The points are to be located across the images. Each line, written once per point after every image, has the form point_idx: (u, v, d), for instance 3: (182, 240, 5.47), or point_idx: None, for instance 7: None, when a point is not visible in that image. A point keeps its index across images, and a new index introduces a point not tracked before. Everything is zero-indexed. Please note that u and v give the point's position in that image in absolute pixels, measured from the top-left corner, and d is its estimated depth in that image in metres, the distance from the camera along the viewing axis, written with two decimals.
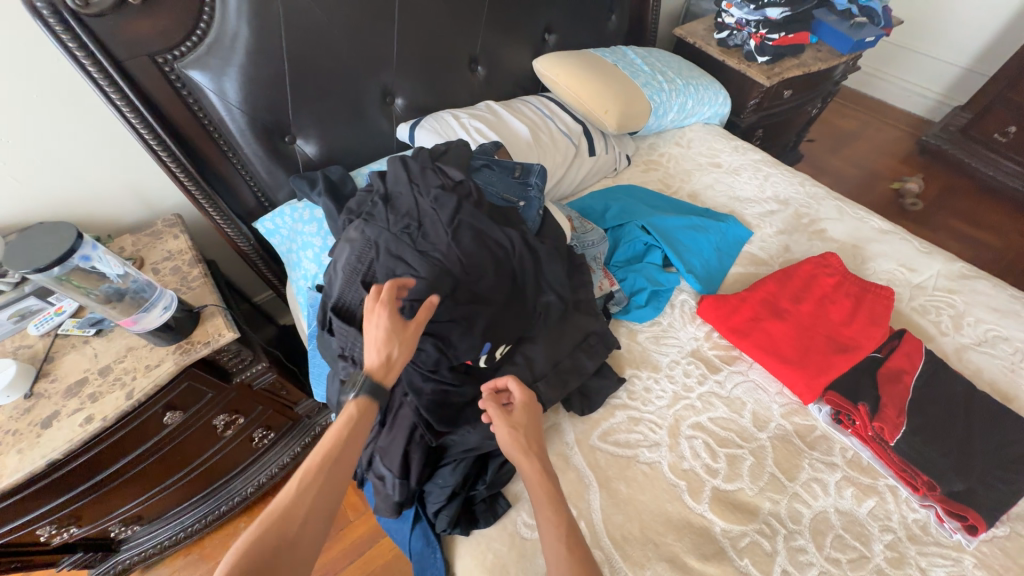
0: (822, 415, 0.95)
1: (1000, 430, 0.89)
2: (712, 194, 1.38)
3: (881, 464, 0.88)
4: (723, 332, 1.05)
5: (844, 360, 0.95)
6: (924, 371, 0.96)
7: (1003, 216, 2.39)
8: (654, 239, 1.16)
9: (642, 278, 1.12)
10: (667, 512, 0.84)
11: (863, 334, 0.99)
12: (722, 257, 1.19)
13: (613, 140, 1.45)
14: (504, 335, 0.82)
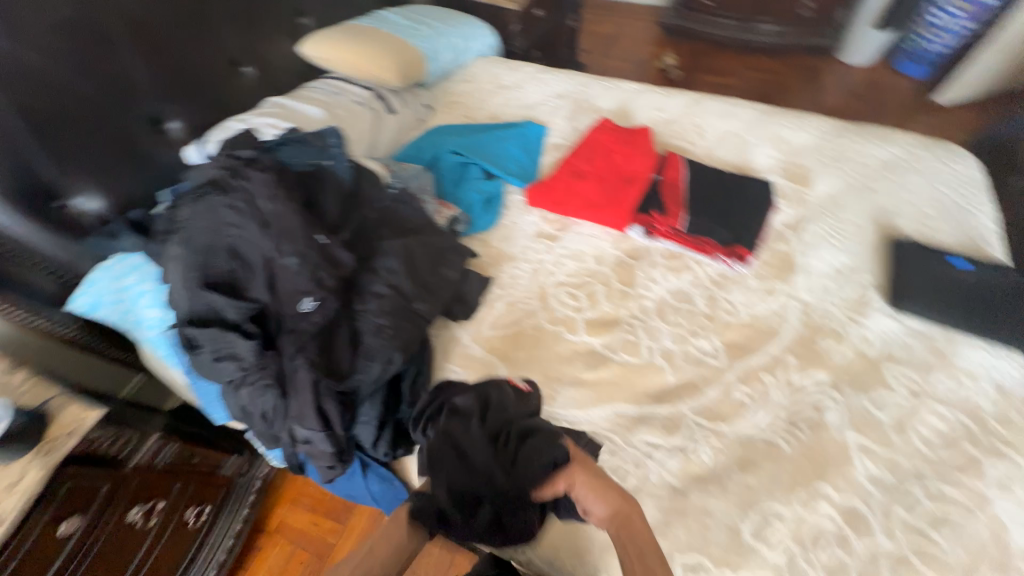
0: (638, 234, 1.19)
1: (744, 190, 1.22)
2: (508, 111, 1.58)
3: (685, 248, 1.16)
4: (551, 209, 1.25)
5: (634, 188, 1.22)
6: (689, 174, 1.25)
7: (733, 61, 3.04)
8: (469, 159, 1.30)
9: (472, 193, 1.26)
10: (559, 352, 1.03)
11: (641, 165, 1.27)
12: (530, 154, 1.39)
13: (407, 95, 1.55)
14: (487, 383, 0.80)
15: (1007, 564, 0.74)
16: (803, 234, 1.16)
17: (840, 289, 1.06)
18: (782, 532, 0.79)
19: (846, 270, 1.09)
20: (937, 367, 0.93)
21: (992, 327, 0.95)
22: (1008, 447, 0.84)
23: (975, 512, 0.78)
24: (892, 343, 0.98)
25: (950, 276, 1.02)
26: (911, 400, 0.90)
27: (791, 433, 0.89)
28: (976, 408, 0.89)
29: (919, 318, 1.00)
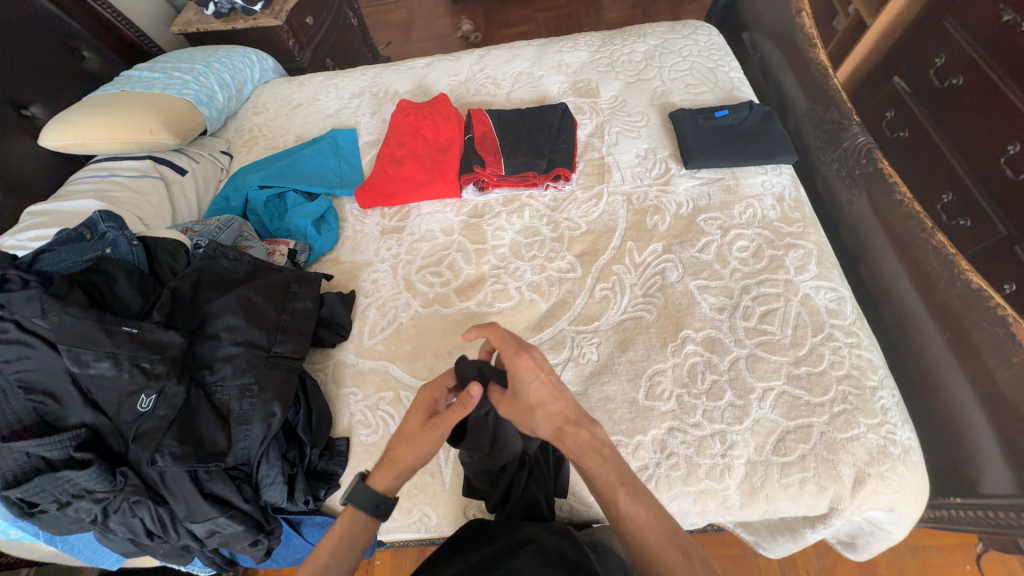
0: (472, 194, 1.24)
1: (549, 117, 1.30)
2: (311, 126, 1.50)
3: (516, 189, 1.23)
4: (385, 204, 1.24)
5: (452, 155, 1.26)
6: (494, 121, 1.30)
7: (523, 9, 3.18)
8: (283, 188, 1.24)
9: (300, 218, 1.19)
10: (441, 329, 1.05)
11: (450, 132, 1.31)
12: (346, 160, 1.35)
13: (193, 149, 1.40)
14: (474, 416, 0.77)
15: (821, 323, 0.94)
16: (606, 136, 1.29)
17: (648, 170, 1.21)
18: (667, 383, 0.91)
19: (648, 152, 1.24)
20: (734, 202, 1.12)
21: (759, 152, 1.15)
22: (797, 239, 1.05)
23: (791, 297, 0.97)
24: (695, 197, 1.14)
25: (718, 127, 1.21)
26: (724, 237, 1.07)
27: (648, 304, 1.01)
28: (768, 220, 1.08)
29: (710, 169, 1.18)
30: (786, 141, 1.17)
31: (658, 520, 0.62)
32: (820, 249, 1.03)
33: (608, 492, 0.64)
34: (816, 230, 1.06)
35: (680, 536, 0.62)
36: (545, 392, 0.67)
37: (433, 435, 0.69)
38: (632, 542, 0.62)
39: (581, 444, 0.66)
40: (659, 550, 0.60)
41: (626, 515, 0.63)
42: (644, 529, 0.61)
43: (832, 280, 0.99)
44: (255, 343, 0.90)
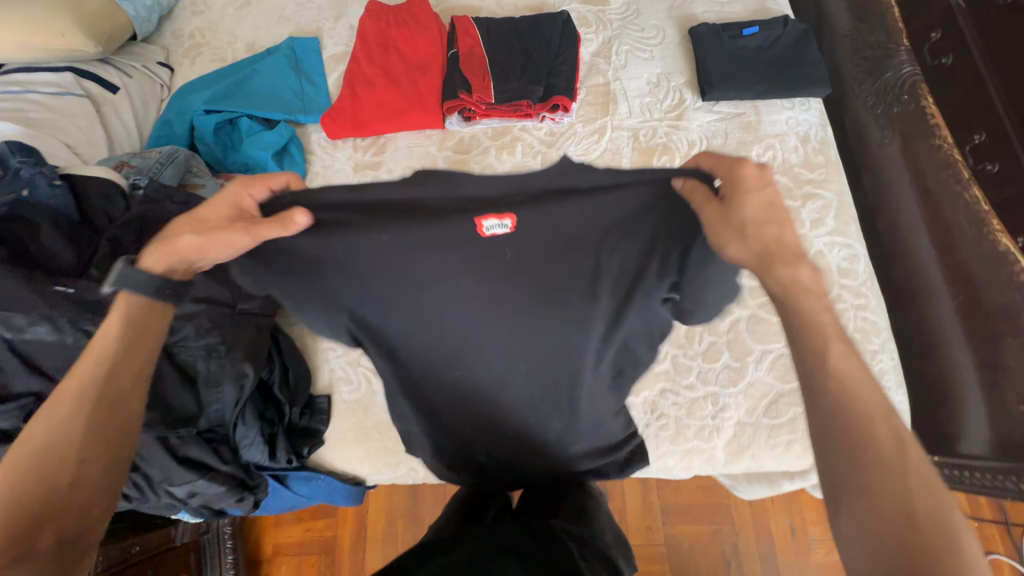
0: (457, 125, 1.08)
1: (549, 30, 1.09)
2: (263, 33, 1.26)
3: (507, 120, 1.07)
4: (356, 134, 1.09)
5: (433, 76, 1.07)
6: (483, 34, 1.09)
7: None
8: (235, 113, 1.04)
9: (259, 151, 1.03)
10: None
11: (429, 45, 1.09)
12: (310, 78, 1.16)
13: (124, 59, 1.17)
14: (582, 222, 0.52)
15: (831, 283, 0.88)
16: (613, 57, 1.10)
17: (659, 101, 1.05)
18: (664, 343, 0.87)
19: (660, 78, 1.07)
20: (753, 143, 0.99)
21: (787, 83, 1.00)
22: (816, 187, 0.95)
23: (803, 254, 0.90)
24: (710, 135, 1.01)
25: (745, 50, 1.04)
26: None
27: None
28: (788, 165, 0.97)
29: (731, 102, 1.03)
30: (820, 70, 1.01)
31: (884, 455, 0.43)
32: (840, 199, 0.95)
33: (847, 404, 0.45)
34: (839, 178, 0.97)
35: (889, 482, 0.42)
36: (760, 210, 0.49)
37: (239, 242, 0.50)
38: (891, 501, 0.42)
39: (795, 285, 0.50)
40: (889, 507, 0.42)
41: (860, 453, 0.44)
42: (858, 474, 0.43)
43: (848, 235, 0.92)
44: (215, 300, 0.81)
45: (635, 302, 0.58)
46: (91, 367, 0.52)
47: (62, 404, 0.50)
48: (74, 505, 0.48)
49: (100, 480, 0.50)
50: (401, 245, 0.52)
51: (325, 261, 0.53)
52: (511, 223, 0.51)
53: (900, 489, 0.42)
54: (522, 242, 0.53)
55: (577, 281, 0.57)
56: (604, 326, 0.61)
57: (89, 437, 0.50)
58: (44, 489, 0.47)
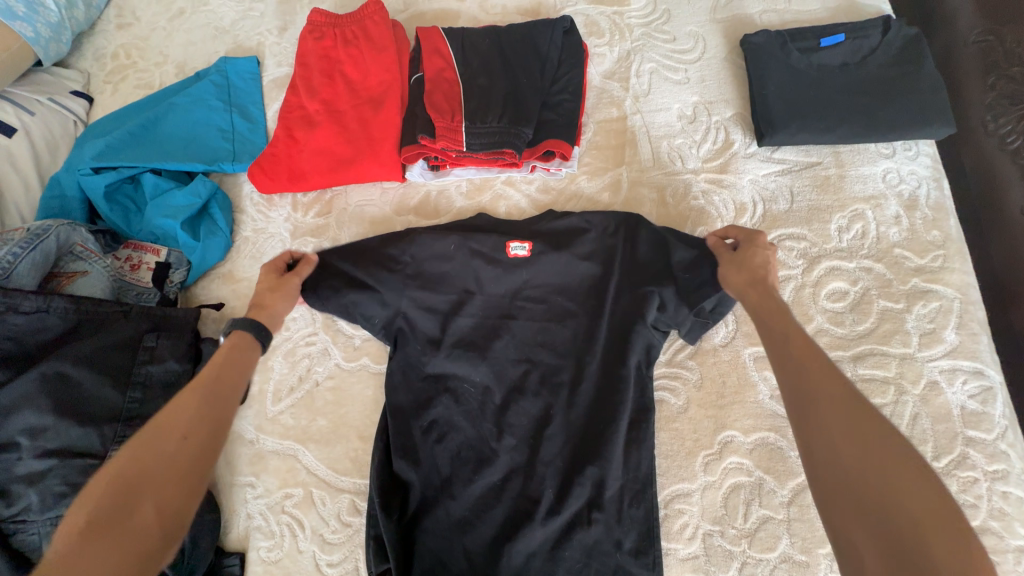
0: (422, 175, 0.82)
1: (545, 45, 0.80)
2: (196, 51, 1.02)
3: (485, 170, 0.80)
4: (292, 188, 0.84)
5: (390, 111, 0.81)
6: (456, 52, 0.81)
7: None
8: (138, 167, 0.81)
9: (165, 217, 0.80)
10: (371, 398, 0.74)
11: (386, 69, 0.82)
12: (243, 110, 0.91)
13: (25, 91, 0.93)
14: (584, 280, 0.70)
15: (949, 435, 0.59)
16: (632, 80, 0.81)
17: (694, 144, 0.76)
18: (692, 514, 0.62)
19: (698, 110, 0.77)
20: (833, 208, 0.69)
21: (890, 120, 0.69)
22: (928, 280, 0.65)
23: (906, 387, 0.61)
24: (768, 196, 0.71)
25: (823, 70, 0.72)
26: (809, 273, 0.67)
27: (674, 382, 0.67)
28: (885, 245, 0.67)
29: (798, 148, 0.73)
30: (938, 98, 0.69)
31: (871, 443, 0.40)
32: (966, 298, 0.64)
33: (814, 388, 0.44)
34: (964, 262, 0.66)
35: (900, 496, 0.37)
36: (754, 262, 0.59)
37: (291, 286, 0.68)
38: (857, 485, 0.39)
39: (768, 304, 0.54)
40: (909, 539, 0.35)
41: (860, 462, 0.39)
42: (858, 489, 0.38)
43: (978, 357, 0.62)
44: (77, 450, 0.62)
45: (605, 314, 0.68)
46: (166, 418, 0.50)
47: (148, 439, 0.48)
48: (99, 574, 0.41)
49: (162, 524, 0.44)
50: (443, 285, 0.71)
51: (407, 268, 0.72)
52: (529, 245, 0.70)
53: (903, 497, 0.36)
54: (536, 266, 0.71)
55: (546, 301, 0.70)
56: (602, 345, 0.68)
57: (147, 491, 0.45)
58: (109, 529, 0.43)
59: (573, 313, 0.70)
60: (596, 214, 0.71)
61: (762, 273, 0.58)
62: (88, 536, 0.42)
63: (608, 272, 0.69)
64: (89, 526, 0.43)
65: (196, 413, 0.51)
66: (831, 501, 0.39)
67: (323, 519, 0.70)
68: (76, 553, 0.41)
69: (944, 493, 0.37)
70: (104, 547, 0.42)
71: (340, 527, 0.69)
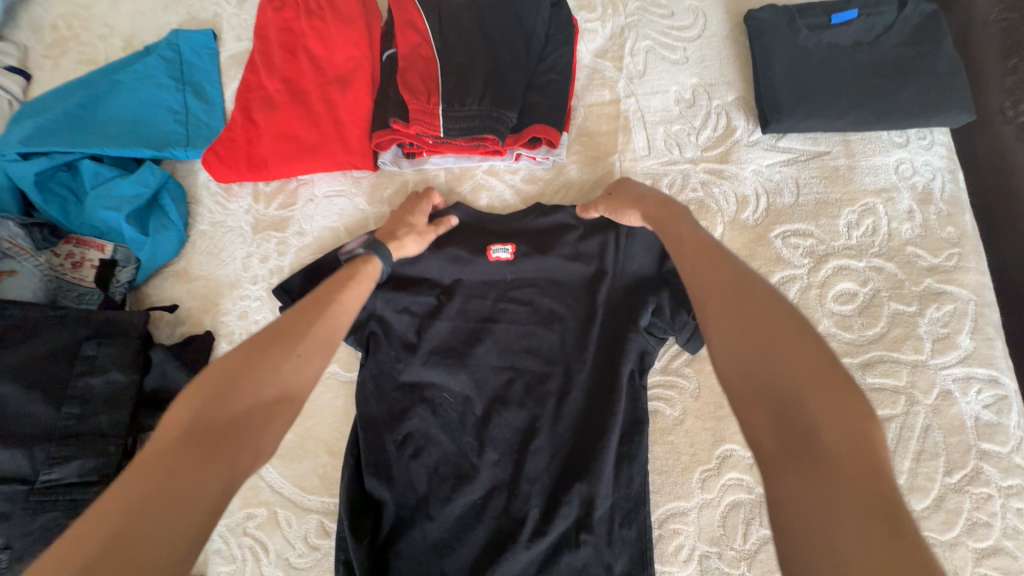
0: (397, 164, 0.74)
1: (531, 19, 0.73)
2: (147, 23, 0.92)
3: (465, 159, 0.73)
4: (252, 177, 0.76)
5: (359, 92, 0.73)
6: (432, 25, 0.72)
7: None
8: (76, 153, 0.73)
9: (106, 210, 0.72)
10: (341, 409, 0.69)
11: (354, 46, 0.74)
12: (198, 89, 0.83)
13: None
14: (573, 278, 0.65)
15: (962, 449, 0.55)
16: (626, 59, 0.74)
17: (693, 130, 0.69)
18: (687, 535, 0.58)
19: (697, 93, 0.71)
20: (841, 202, 0.64)
21: (905, 106, 0.63)
22: (941, 280, 0.60)
23: (916, 397, 0.57)
24: (771, 188, 0.66)
25: (833, 50, 0.66)
26: (815, 272, 0.62)
27: (669, 392, 0.62)
28: (897, 242, 0.62)
29: (805, 136, 0.67)
30: (957, 82, 0.63)
31: (767, 323, 0.36)
32: (981, 300, 0.60)
33: (703, 278, 0.41)
34: (980, 262, 0.61)
35: (789, 363, 0.34)
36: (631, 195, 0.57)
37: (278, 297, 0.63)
38: (761, 367, 0.35)
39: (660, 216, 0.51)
40: (795, 407, 0.32)
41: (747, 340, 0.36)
42: (760, 378, 0.34)
43: (993, 364, 0.58)
44: (8, 475, 0.57)
45: (595, 313, 0.63)
46: (286, 326, 0.46)
47: (260, 354, 0.43)
48: (193, 503, 0.35)
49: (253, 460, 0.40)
50: (417, 288, 0.65)
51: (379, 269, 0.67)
52: (512, 249, 0.64)
53: (807, 377, 0.33)
54: (520, 267, 0.65)
55: (531, 302, 0.65)
56: (593, 346, 0.63)
57: (249, 423, 0.40)
58: (216, 448, 0.38)
59: (560, 315, 0.64)
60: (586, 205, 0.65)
61: (642, 194, 0.56)
62: (185, 456, 0.37)
63: (599, 268, 0.64)
64: (183, 441, 0.37)
65: (314, 333, 0.47)
66: (739, 398, 0.35)
67: (288, 542, 0.64)
68: (180, 469, 0.36)
69: (828, 350, 0.34)
70: (196, 478, 0.36)
71: (307, 550, 0.64)
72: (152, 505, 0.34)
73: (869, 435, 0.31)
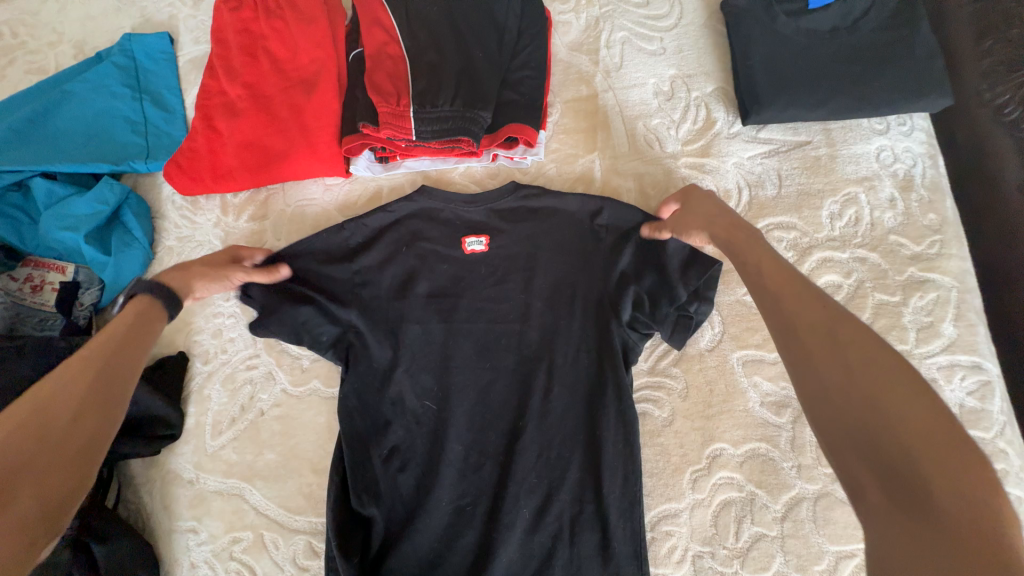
0: (369, 170, 0.72)
1: (502, 13, 0.70)
2: (97, 26, 0.87)
3: (441, 161, 0.71)
4: (217, 188, 0.73)
5: (324, 96, 0.69)
6: (399, 21, 0.69)
7: None
8: (27, 170, 0.69)
9: (63, 230, 0.68)
10: (324, 425, 0.67)
11: (317, 48, 0.70)
12: (156, 97, 0.78)
13: None
14: (553, 276, 0.64)
15: None
16: (601, 51, 0.71)
17: (673, 123, 0.68)
18: (680, 536, 0.58)
19: (675, 85, 0.69)
20: (824, 192, 0.63)
21: (886, 92, 0.62)
22: (924, 269, 0.60)
23: None
24: (753, 180, 0.64)
25: (812, 36, 0.65)
26: (800, 266, 0.61)
27: (658, 393, 0.62)
28: (880, 231, 0.61)
29: (786, 125, 0.66)
30: (935, 66, 0.62)
31: (865, 368, 0.35)
32: (963, 287, 0.59)
33: (793, 319, 0.41)
34: (962, 248, 0.61)
35: (896, 415, 0.33)
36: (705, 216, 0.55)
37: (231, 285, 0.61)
38: (856, 413, 0.34)
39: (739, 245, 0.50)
40: (901, 459, 0.32)
41: (847, 387, 0.35)
42: (854, 427, 0.34)
43: (977, 350, 0.58)
44: None
45: (576, 307, 0.63)
46: (108, 339, 0.47)
47: (89, 367, 0.44)
48: (48, 496, 0.37)
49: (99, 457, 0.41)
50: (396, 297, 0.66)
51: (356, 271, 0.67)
52: (486, 240, 0.66)
53: (907, 425, 0.32)
54: (495, 259, 0.66)
55: (510, 301, 0.65)
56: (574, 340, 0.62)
57: (89, 423, 0.41)
58: (45, 447, 0.38)
59: (543, 317, 0.63)
60: (563, 202, 0.65)
61: (716, 213, 0.55)
62: (15, 467, 0.36)
63: (576, 263, 0.64)
64: (3, 457, 0.36)
65: (143, 343, 0.49)
66: (834, 445, 0.35)
67: (277, 564, 0.63)
68: (20, 479, 0.35)
69: (939, 404, 0.33)
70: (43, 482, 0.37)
71: (297, 572, 0.62)
72: (1, 512, 0.34)
73: (989, 489, 0.30)
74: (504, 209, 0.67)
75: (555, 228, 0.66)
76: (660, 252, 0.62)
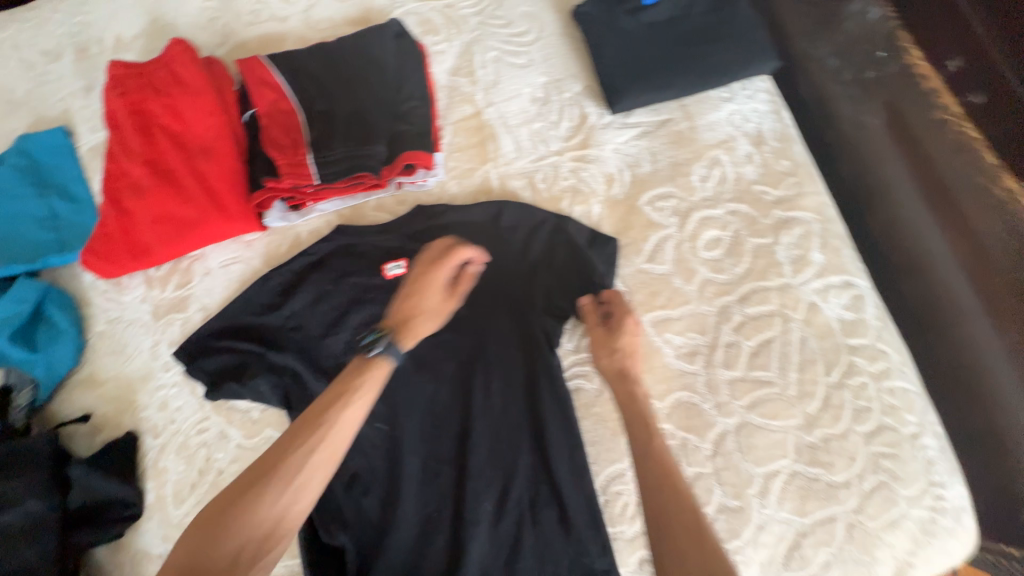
0: (284, 219, 0.74)
1: (380, 53, 0.76)
2: None
3: (350, 197, 0.74)
4: (138, 266, 0.74)
5: (226, 160, 0.72)
6: (286, 78, 0.74)
7: None
8: None
9: None
10: None
11: (210, 116, 0.73)
12: (61, 191, 0.80)
13: None
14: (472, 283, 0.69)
15: (835, 351, 0.63)
16: (478, 72, 0.78)
17: (553, 124, 0.75)
18: (630, 493, 0.62)
19: (548, 91, 0.76)
20: (691, 160, 0.71)
21: (723, 64, 0.71)
22: (788, 209, 0.68)
23: (789, 315, 0.64)
24: (631, 162, 0.72)
25: (653, 28, 0.73)
26: (685, 228, 0.68)
27: (587, 366, 0.67)
28: (744, 184, 0.69)
29: (649, 108, 0.74)
30: (757, 36, 0.72)
31: (671, 467, 0.48)
32: (823, 218, 0.68)
33: (634, 420, 0.53)
34: (815, 185, 0.69)
35: (680, 509, 0.45)
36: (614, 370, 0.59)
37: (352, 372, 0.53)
38: (668, 494, 0.46)
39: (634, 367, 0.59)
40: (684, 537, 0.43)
41: (657, 479, 0.48)
42: (664, 510, 0.45)
43: (845, 269, 0.66)
44: None
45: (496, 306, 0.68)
46: (269, 457, 0.48)
47: (246, 491, 0.47)
48: None
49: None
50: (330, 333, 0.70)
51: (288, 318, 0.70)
52: (405, 262, 0.70)
53: (685, 525, 0.44)
54: None
55: None
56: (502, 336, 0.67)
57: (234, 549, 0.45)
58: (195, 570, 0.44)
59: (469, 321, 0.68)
60: (465, 212, 0.71)
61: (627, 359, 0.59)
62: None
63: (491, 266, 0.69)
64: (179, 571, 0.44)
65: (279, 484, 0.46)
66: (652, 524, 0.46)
67: None
68: None
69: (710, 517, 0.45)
70: None
71: None
72: None
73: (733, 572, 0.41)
74: (416, 232, 0.72)
75: (466, 239, 0.70)
76: (557, 241, 0.69)
